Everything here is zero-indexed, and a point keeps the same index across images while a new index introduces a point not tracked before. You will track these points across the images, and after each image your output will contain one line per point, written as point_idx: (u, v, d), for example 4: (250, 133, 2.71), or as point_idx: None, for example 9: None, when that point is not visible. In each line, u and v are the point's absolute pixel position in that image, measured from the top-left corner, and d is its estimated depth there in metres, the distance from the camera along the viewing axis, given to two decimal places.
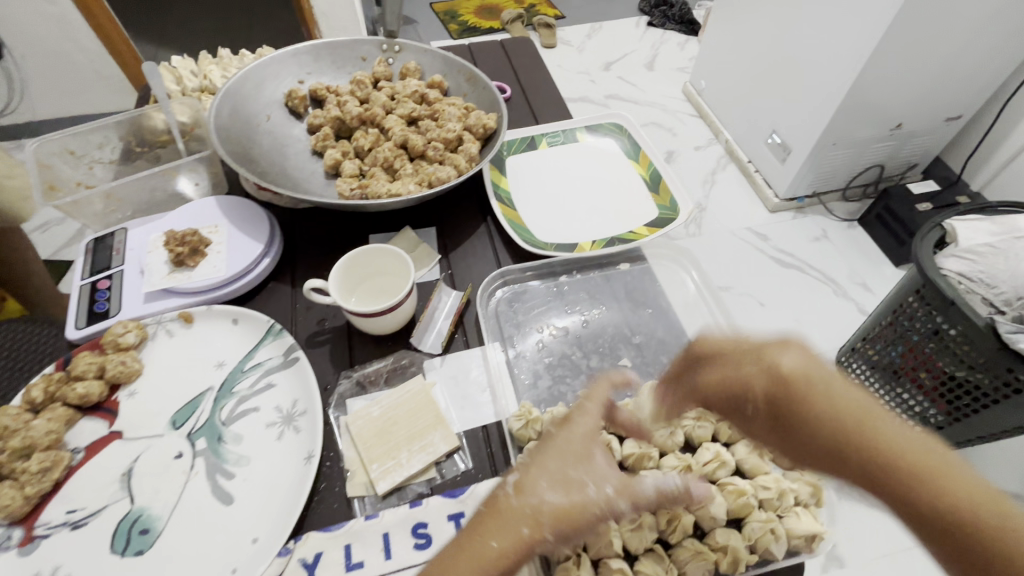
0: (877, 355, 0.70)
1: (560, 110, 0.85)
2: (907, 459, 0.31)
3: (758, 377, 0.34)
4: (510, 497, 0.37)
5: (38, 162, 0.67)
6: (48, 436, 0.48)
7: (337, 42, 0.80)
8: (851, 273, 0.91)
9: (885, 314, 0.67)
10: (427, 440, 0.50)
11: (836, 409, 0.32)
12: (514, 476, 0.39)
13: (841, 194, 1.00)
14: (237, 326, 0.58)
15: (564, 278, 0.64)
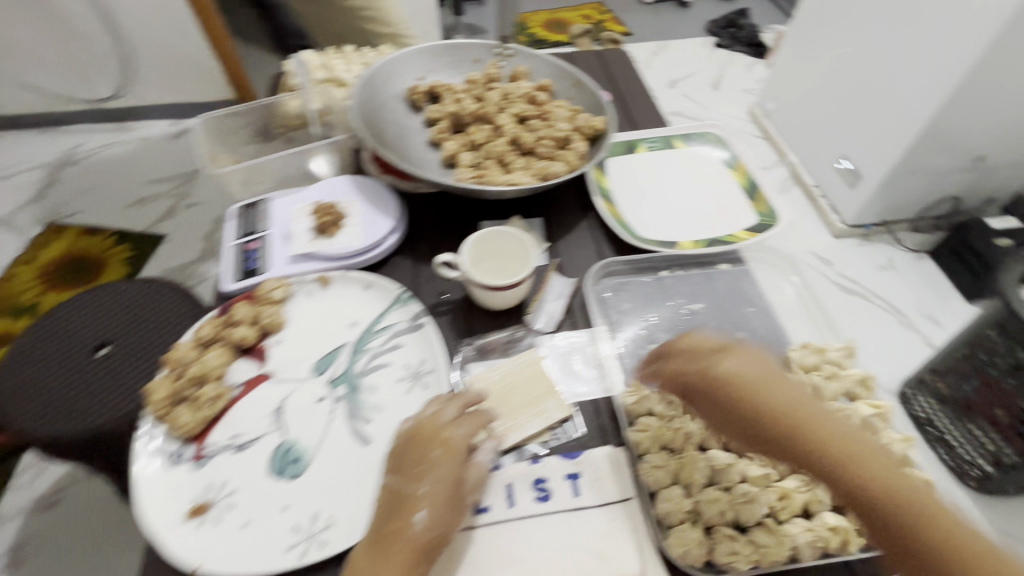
0: (948, 390, 0.67)
1: (656, 118, 0.89)
2: (828, 453, 0.38)
3: (729, 381, 0.42)
4: (416, 533, 0.42)
5: (203, 136, 0.78)
6: (216, 369, 0.55)
7: (456, 44, 0.87)
8: (920, 305, 0.94)
9: (961, 346, 0.65)
10: (542, 408, 0.54)
11: (837, 437, 0.39)
12: (421, 513, 0.43)
13: (912, 224, 1.02)
14: (368, 292, 0.64)
15: (665, 273, 0.67)
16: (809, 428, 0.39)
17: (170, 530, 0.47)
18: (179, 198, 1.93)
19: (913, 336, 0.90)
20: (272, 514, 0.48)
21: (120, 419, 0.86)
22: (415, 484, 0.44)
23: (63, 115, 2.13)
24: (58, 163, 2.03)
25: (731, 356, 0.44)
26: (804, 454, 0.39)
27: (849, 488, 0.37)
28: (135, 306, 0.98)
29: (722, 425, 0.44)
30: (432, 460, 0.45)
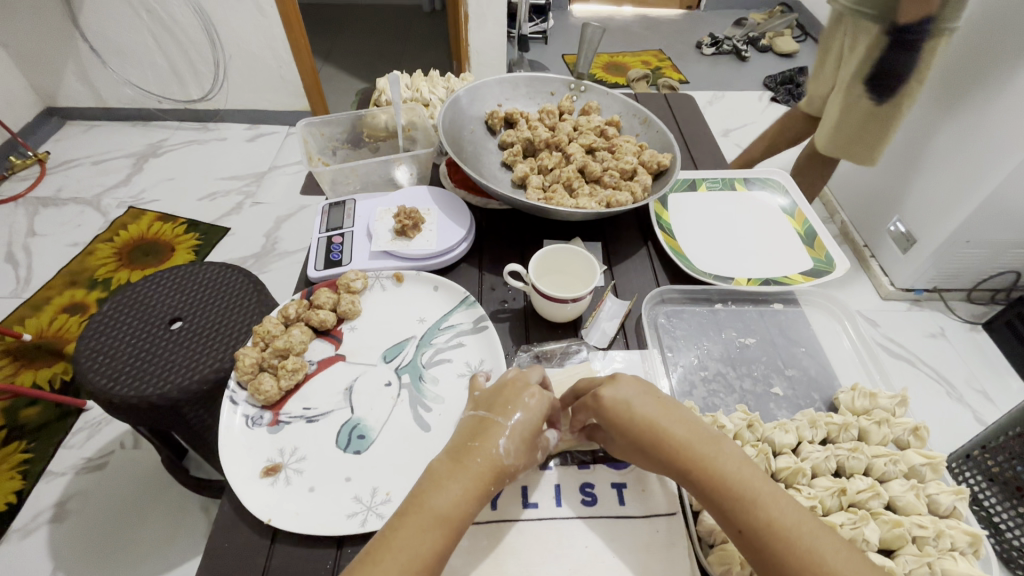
0: (996, 467, 0.77)
1: (717, 161, 0.92)
2: (716, 476, 0.43)
3: (614, 406, 0.48)
4: (497, 455, 0.45)
5: (303, 138, 0.86)
6: (299, 344, 0.60)
7: (535, 76, 0.93)
8: (970, 379, 1.17)
9: (1014, 425, 0.74)
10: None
11: (714, 456, 0.44)
12: (503, 441, 0.46)
13: (965, 297, 1.31)
14: (437, 292, 0.69)
15: (719, 306, 0.69)
16: (691, 452, 0.45)
17: (247, 483, 0.51)
18: (248, 196, 2.07)
19: (963, 409, 1.11)
20: (336, 484, 0.52)
21: (186, 387, 0.93)
22: (503, 416, 0.48)
23: (155, 112, 2.34)
24: (144, 154, 2.22)
25: (615, 384, 0.50)
26: (691, 478, 0.44)
27: (721, 506, 0.42)
28: (207, 286, 1.08)
29: (622, 444, 0.49)
30: (524, 403, 0.48)
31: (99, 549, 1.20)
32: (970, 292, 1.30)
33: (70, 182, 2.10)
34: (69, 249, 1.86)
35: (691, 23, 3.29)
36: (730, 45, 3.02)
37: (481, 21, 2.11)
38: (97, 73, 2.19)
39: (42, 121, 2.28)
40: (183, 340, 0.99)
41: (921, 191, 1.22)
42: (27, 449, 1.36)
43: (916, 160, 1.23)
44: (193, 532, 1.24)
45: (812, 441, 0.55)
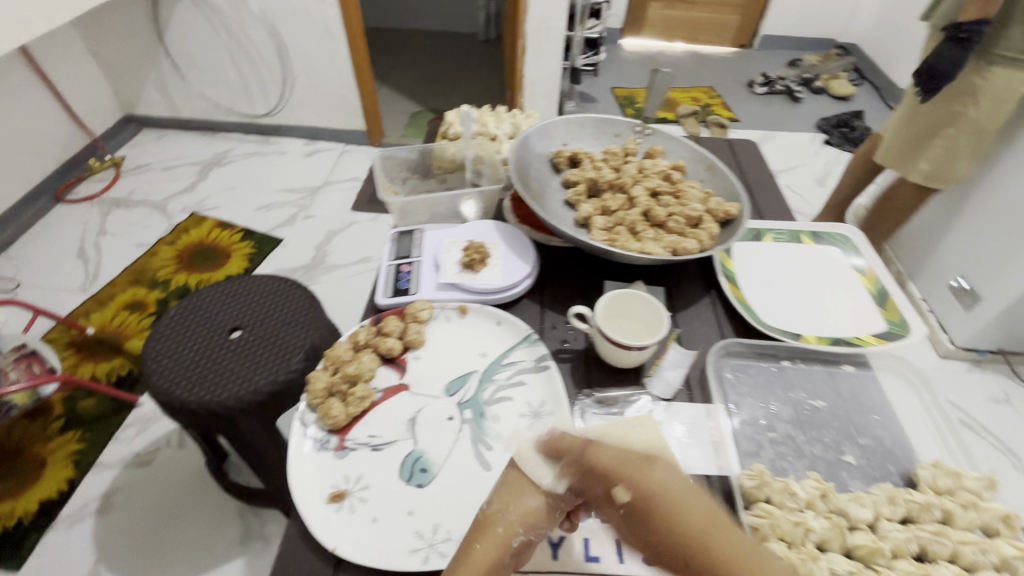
0: None
1: (782, 211, 0.91)
2: None
3: (659, 495, 0.38)
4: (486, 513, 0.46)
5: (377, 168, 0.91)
6: (368, 371, 0.62)
7: (601, 117, 0.95)
8: None
9: None
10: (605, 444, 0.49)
11: (681, 499, 0.38)
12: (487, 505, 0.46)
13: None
14: (499, 327, 0.70)
15: (786, 363, 0.68)
16: (650, 499, 0.38)
17: (313, 508, 0.52)
18: (302, 209, 2.15)
19: None
20: (399, 517, 0.52)
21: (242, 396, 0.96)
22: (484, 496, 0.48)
23: (222, 124, 2.47)
24: (209, 163, 2.34)
25: (660, 467, 0.40)
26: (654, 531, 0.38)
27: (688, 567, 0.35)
28: (264, 298, 1.12)
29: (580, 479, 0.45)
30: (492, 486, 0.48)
31: (140, 545, 1.24)
32: None
33: (141, 186, 2.23)
34: (135, 249, 1.97)
35: (743, 61, 3.28)
36: (783, 85, 3.00)
37: (538, 53, 2.17)
38: (175, 86, 2.35)
39: (121, 128, 2.44)
40: (240, 351, 1.03)
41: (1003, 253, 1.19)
42: (81, 439, 1.42)
43: (1000, 221, 1.21)
44: (227, 538, 1.26)
45: (890, 519, 0.52)
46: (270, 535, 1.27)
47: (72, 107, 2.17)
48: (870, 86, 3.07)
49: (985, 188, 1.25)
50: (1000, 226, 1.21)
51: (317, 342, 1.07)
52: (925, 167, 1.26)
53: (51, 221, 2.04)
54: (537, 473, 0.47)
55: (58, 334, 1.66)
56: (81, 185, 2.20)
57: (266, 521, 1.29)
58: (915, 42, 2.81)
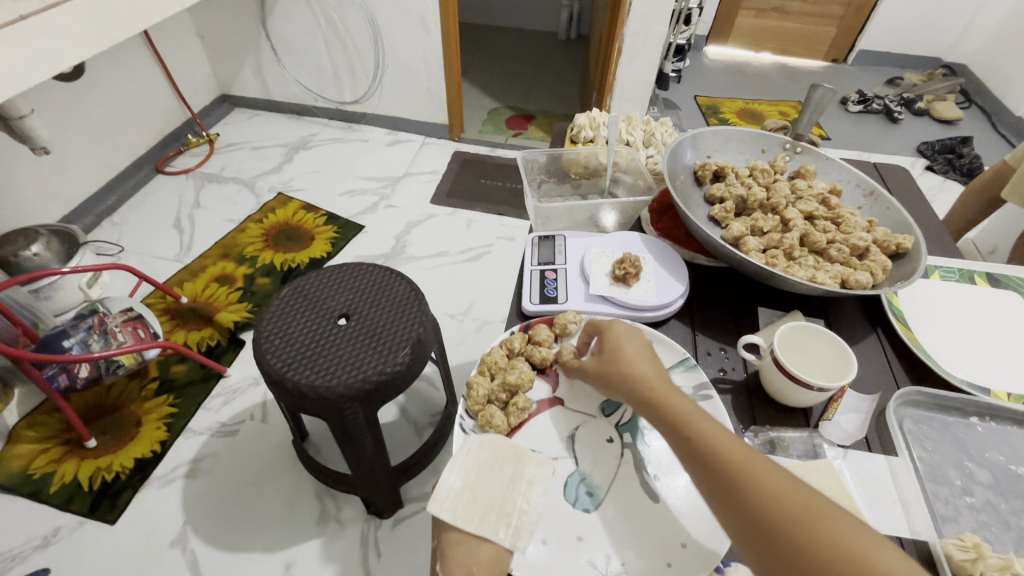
0: None
1: (947, 247, 0.84)
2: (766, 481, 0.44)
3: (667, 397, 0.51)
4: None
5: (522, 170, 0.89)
6: (528, 381, 0.60)
7: (749, 131, 0.90)
8: None
9: None
10: (528, 475, 0.53)
11: (713, 433, 0.48)
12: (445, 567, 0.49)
13: None
14: (651, 347, 0.66)
15: (976, 419, 0.61)
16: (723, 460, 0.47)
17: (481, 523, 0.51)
18: (382, 198, 2.18)
19: None
20: (569, 543, 0.50)
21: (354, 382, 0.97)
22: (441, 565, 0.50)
23: (310, 109, 2.54)
24: (296, 146, 2.41)
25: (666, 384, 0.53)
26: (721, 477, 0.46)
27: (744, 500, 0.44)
28: (370, 287, 1.13)
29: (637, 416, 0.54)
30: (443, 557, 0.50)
31: (225, 515, 1.27)
32: None
33: (233, 163, 2.31)
34: (225, 225, 2.04)
35: (835, 77, 3.11)
36: (881, 104, 2.82)
37: (633, 57, 2.11)
38: (271, 69, 2.42)
39: (215, 106, 2.54)
40: (351, 337, 1.04)
41: None
42: (173, 403, 1.47)
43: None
44: (306, 518, 1.28)
45: None
46: (347, 521, 1.27)
47: (176, 83, 2.27)
48: (979, 110, 2.84)
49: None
50: None
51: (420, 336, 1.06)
52: None
53: (151, 190, 2.14)
54: (487, 526, 0.50)
55: (155, 300, 1.73)
56: (178, 159, 2.30)
57: (343, 507, 1.30)
58: None
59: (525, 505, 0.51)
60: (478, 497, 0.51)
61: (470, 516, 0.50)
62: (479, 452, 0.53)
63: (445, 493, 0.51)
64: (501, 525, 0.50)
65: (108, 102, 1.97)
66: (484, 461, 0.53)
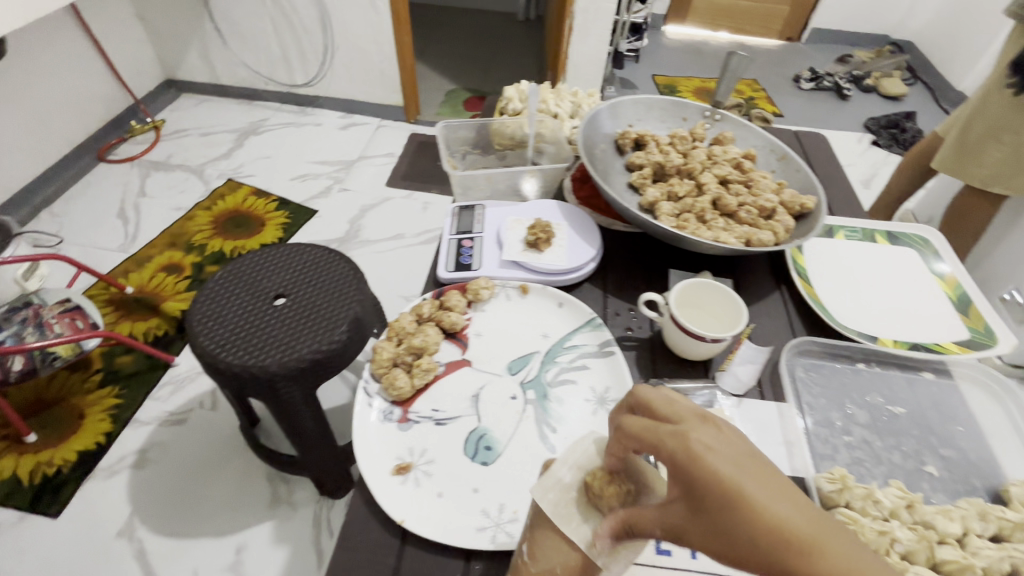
0: None
1: (855, 210, 0.87)
2: None
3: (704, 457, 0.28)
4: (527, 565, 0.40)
5: (441, 140, 0.91)
6: (433, 344, 0.61)
7: (670, 99, 0.91)
8: None
9: None
10: (642, 495, 0.41)
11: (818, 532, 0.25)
12: (526, 548, 0.41)
13: None
14: (561, 309, 0.68)
15: (861, 365, 0.65)
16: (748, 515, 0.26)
17: (379, 480, 0.52)
18: (336, 182, 2.14)
19: None
20: (464, 494, 0.51)
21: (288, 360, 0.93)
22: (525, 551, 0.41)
23: (260, 93, 2.46)
24: (246, 132, 2.34)
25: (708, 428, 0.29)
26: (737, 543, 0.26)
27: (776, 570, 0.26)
28: (304, 266, 1.10)
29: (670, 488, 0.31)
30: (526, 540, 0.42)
31: (171, 503, 1.23)
32: None
33: (179, 150, 2.23)
34: (172, 213, 1.98)
35: (790, 55, 3.16)
36: (832, 81, 2.87)
37: (584, 35, 2.11)
38: (218, 53, 2.33)
39: (160, 92, 2.43)
40: (283, 316, 1.00)
41: None
42: (119, 394, 1.41)
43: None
44: (257, 502, 1.24)
45: (980, 535, 0.50)
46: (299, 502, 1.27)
47: (116, 68, 2.17)
48: (923, 87, 2.93)
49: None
50: None
51: (360, 315, 1.03)
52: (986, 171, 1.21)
53: (92, 179, 2.05)
54: (581, 530, 0.39)
55: (97, 291, 1.67)
56: (122, 146, 2.21)
57: (294, 489, 1.26)
58: (976, 42, 2.67)
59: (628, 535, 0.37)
60: (583, 498, 0.40)
61: (570, 514, 0.40)
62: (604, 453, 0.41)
63: (548, 480, 0.42)
64: (598, 534, 0.39)
65: (37, 87, 1.86)
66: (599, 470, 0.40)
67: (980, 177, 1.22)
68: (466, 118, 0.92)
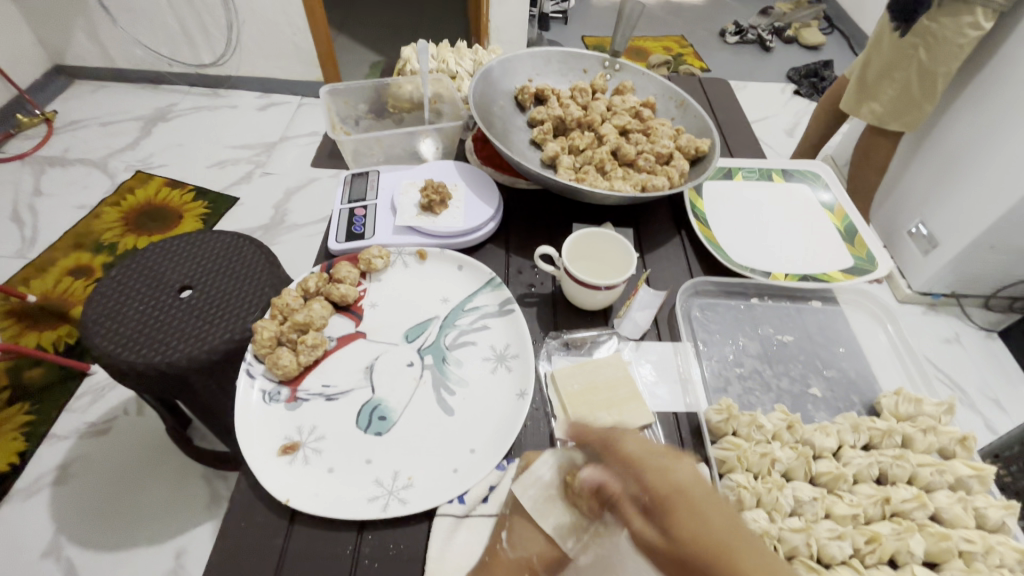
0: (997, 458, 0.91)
1: (755, 152, 0.89)
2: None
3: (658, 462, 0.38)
4: (506, 554, 0.43)
5: (327, 106, 0.86)
6: (319, 319, 0.58)
7: (569, 51, 0.89)
8: (983, 388, 1.25)
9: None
10: None
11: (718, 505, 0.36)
12: (506, 535, 0.45)
13: (981, 302, 1.40)
14: (461, 272, 0.66)
15: (755, 300, 0.67)
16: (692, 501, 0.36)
17: (265, 463, 0.49)
18: (258, 165, 1.92)
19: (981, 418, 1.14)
20: (356, 466, 0.50)
21: (204, 358, 0.75)
22: (504, 539, 0.44)
23: (165, 76, 2.16)
24: (153, 118, 2.05)
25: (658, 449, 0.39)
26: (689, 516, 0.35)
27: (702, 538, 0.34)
28: (208, 249, 0.87)
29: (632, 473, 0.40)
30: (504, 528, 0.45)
31: (98, 516, 1.08)
32: (987, 298, 1.40)
33: (78, 143, 1.94)
34: (76, 211, 1.72)
35: (716, 11, 3.18)
36: (755, 34, 2.92)
37: None
38: (107, 31, 2.02)
39: (50, 78, 2.11)
40: (180, 313, 0.79)
41: (974, 204, 1.22)
42: (30, 410, 1.22)
43: (951, 167, 1.28)
44: (193, 502, 1.12)
45: (853, 446, 0.53)
46: None
47: None
48: (840, 35, 3.03)
49: (934, 141, 1.33)
50: (950, 174, 1.28)
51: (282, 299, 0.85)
52: (879, 108, 1.26)
53: None
54: (554, 523, 0.42)
55: None
56: (9, 143, 1.91)
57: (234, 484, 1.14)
58: None
59: (604, 536, 0.39)
60: (559, 491, 0.43)
61: (543, 508, 0.43)
62: (576, 451, 0.46)
63: (532, 475, 0.46)
64: (569, 530, 0.41)
65: None
66: (574, 467, 0.44)
67: (877, 115, 1.27)
68: (352, 80, 0.87)
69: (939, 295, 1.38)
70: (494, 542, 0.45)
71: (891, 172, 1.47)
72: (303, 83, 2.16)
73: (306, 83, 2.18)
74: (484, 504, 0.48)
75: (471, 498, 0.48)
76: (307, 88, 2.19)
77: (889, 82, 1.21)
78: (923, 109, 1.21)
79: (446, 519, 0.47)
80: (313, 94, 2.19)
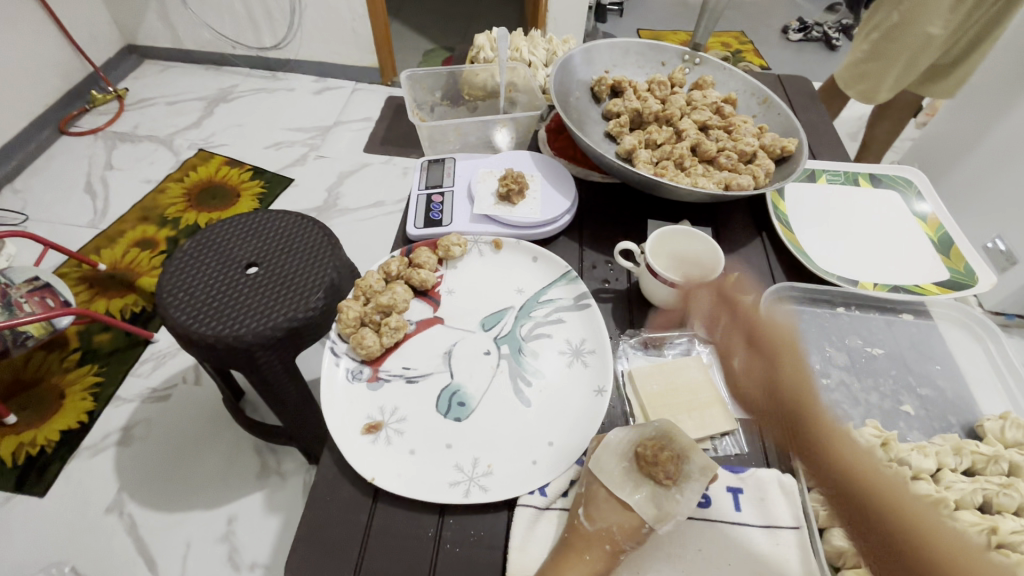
0: None
1: (839, 155, 0.85)
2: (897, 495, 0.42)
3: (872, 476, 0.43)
4: (586, 529, 0.43)
5: (404, 91, 0.87)
6: (402, 302, 0.59)
7: (648, 43, 0.87)
8: None
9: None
10: (684, 469, 0.44)
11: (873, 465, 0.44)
12: (583, 510, 0.44)
13: None
14: (536, 263, 0.65)
15: (841, 309, 0.64)
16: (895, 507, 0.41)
17: (349, 439, 0.50)
18: (312, 149, 1.95)
19: None
20: (437, 451, 0.50)
21: (267, 334, 0.73)
22: (581, 515, 0.44)
23: (228, 58, 2.23)
24: (216, 99, 2.12)
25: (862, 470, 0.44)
26: (898, 556, 0.40)
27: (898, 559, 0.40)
28: (263, 227, 0.87)
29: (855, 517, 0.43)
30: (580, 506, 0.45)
31: (158, 477, 1.13)
32: None
33: (147, 120, 2.02)
34: (143, 186, 1.80)
35: (779, 7, 3.04)
36: (820, 32, 2.78)
37: None
38: (177, 13, 2.09)
39: (122, 58, 2.20)
40: (244, 290, 0.78)
41: None
42: (99, 372, 1.28)
43: None
44: (245, 472, 1.15)
45: (954, 469, 0.51)
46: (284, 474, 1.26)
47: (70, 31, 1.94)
48: None
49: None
50: None
51: (342, 281, 0.83)
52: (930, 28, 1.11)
53: (53, 154, 1.87)
54: (629, 492, 0.43)
55: (69, 270, 1.53)
56: (84, 118, 2.01)
57: (284, 458, 1.17)
58: None
59: (676, 494, 0.43)
60: (638, 467, 0.45)
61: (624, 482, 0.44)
62: (650, 429, 0.46)
63: (608, 449, 0.46)
64: (642, 495, 0.43)
65: None
66: (650, 441, 0.45)
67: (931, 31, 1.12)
68: (429, 66, 0.88)
69: (1014, 316, 1.30)
70: (572, 515, 0.45)
71: (967, 172, 1.35)
72: (359, 69, 2.19)
73: (361, 68, 2.20)
74: (564, 499, 0.48)
75: (553, 490, 0.48)
76: (361, 74, 2.21)
77: (868, 40, 1.24)
78: (887, 72, 1.22)
79: (527, 510, 0.47)
80: (367, 80, 2.21)
